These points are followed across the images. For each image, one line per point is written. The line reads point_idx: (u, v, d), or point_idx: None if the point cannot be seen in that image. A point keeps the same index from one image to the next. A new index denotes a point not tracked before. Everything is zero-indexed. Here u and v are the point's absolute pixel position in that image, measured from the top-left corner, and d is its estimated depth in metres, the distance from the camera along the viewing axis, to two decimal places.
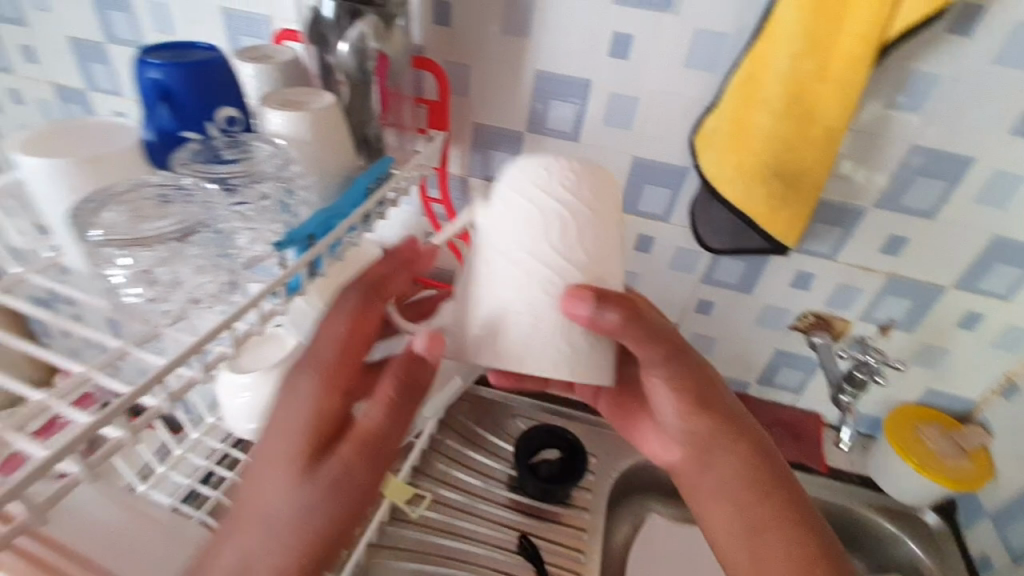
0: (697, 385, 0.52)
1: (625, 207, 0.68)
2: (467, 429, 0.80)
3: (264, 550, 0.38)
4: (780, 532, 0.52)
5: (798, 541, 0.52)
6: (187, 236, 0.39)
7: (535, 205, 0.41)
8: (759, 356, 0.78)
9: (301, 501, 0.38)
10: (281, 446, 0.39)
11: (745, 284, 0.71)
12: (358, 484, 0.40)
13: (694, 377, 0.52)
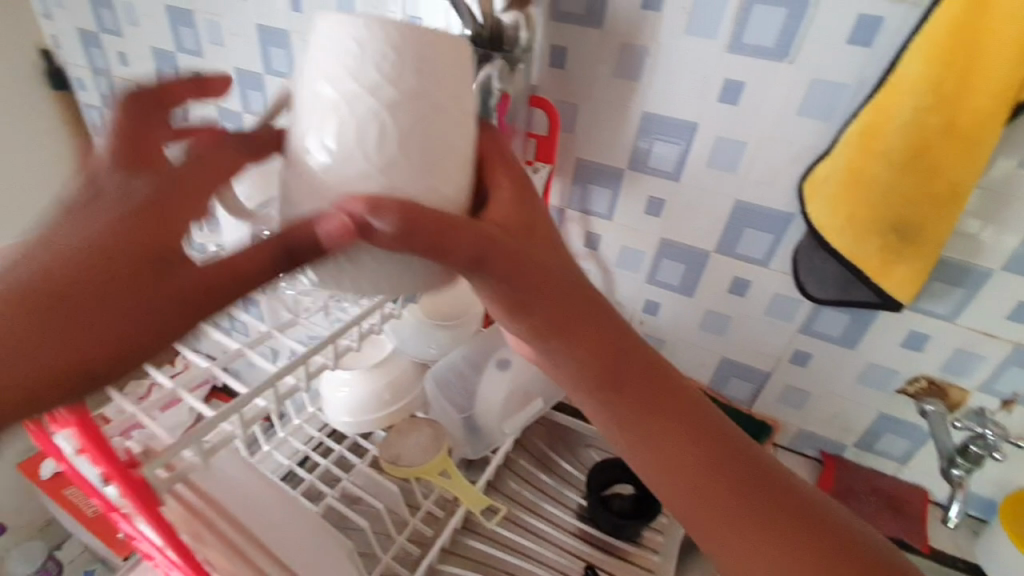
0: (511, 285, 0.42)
1: (721, 248, 0.68)
2: (542, 452, 0.82)
3: (45, 339, 0.32)
4: (656, 455, 0.47)
5: (677, 468, 0.46)
6: None
7: (353, 55, 0.35)
8: (857, 416, 0.74)
9: (106, 304, 0.32)
10: (100, 244, 0.33)
11: (847, 339, 0.68)
12: (149, 325, 0.33)
13: (512, 281, 0.41)
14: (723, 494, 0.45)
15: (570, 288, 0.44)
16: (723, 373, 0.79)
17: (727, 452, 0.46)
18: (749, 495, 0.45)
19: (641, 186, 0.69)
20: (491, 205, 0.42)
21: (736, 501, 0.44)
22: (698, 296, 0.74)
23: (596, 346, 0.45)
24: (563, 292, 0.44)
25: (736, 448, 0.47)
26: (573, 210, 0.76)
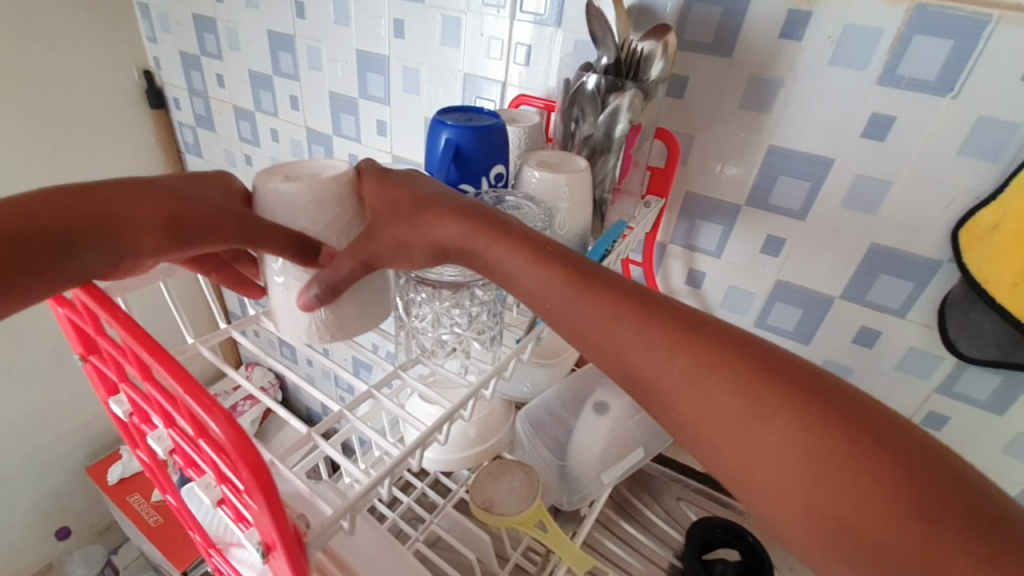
0: (401, 205, 0.42)
1: (848, 294, 0.63)
2: (629, 499, 0.76)
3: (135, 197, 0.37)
4: (616, 346, 0.36)
5: (656, 356, 0.35)
6: (474, 286, 0.48)
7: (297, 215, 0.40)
8: (997, 490, 0.65)
9: (182, 197, 0.38)
10: (198, 181, 0.41)
11: (994, 404, 0.60)
12: (171, 219, 0.37)
13: (400, 198, 0.42)
14: (665, 383, 0.34)
15: (433, 204, 0.42)
16: None
17: (630, 306, 0.36)
18: (672, 353, 0.34)
19: (758, 224, 0.65)
20: (382, 184, 0.43)
21: (651, 364, 0.35)
22: (813, 344, 0.68)
23: (469, 231, 0.41)
24: (425, 212, 0.42)
25: (647, 299, 0.37)
26: (675, 245, 0.72)
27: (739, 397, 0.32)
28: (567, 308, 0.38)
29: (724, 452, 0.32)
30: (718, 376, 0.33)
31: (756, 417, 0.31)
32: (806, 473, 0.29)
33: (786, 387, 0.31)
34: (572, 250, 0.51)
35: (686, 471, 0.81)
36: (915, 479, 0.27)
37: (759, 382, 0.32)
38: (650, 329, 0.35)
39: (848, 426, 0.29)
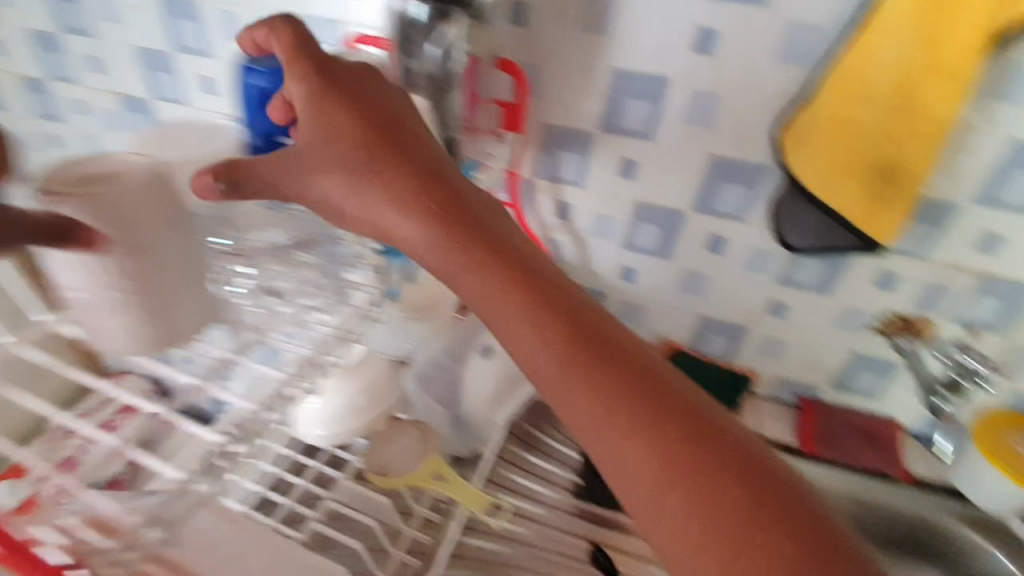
0: (344, 131, 0.43)
1: (698, 205, 0.67)
2: (530, 433, 0.78)
3: None
4: (534, 339, 0.41)
5: (571, 360, 0.40)
6: (299, 248, 0.52)
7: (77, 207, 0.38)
8: (832, 359, 0.76)
9: None
10: None
11: (824, 285, 0.69)
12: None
13: (349, 124, 0.43)
14: (577, 384, 0.40)
15: (381, 150, 0.44)
16: (702, 331, 0.79)
17: (553, 321, 0.41)
18: (584, 361, 0.40)
19: (613, 149, 0.66)
20: (331, 98, 0.43)
21: (569, 383, 0.40)
22: (675, 257, 0.73)
23: (399, 200, 0.43)
24: (360, 146, 0.43)
25: (574, 317, 0.42)
26: (540, 181, 0.71)
27: (638, 412, 0.39)
28: (492, 306, 0.42)
29: (605, 441, 0.39)
30: (625, 392, 0.39)
31: (646, 426, 0.38)
32: (684, 475, 0.37)
33: (673, 409, 0.39)
34: None
35: None
36: (753, 486, 0.37)
37: (657, 407, 0.39)
38: (569, 337, 0.41)
39: (715, 445, 0.38)
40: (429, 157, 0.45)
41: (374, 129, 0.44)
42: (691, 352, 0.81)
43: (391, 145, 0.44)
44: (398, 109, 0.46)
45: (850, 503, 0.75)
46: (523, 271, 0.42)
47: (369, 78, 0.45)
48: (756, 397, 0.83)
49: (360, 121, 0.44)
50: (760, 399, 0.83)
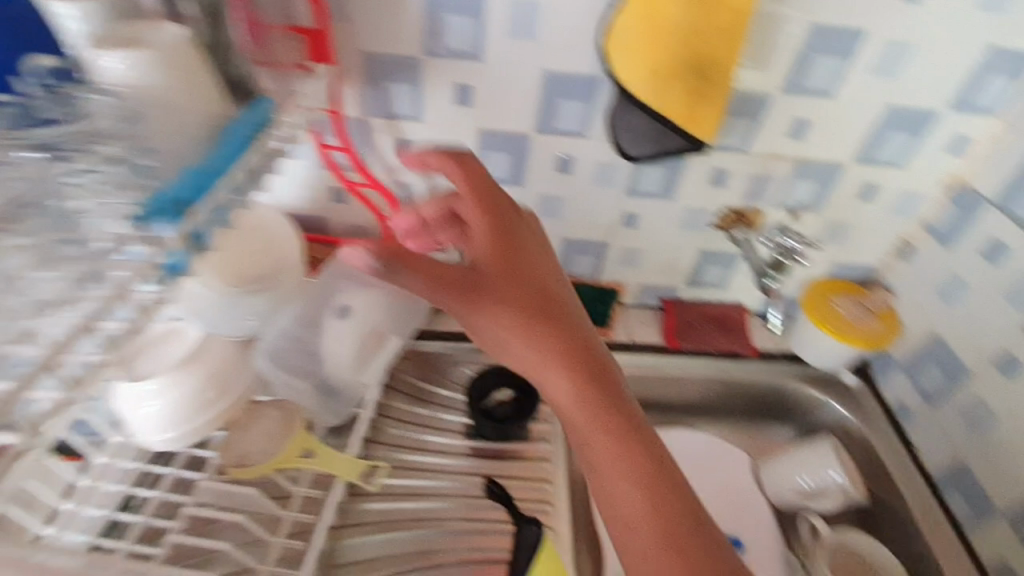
0: (498, 222, 0.59)
1: (539, 125, 0.65)
2: (414, 385, 0.76)
3: None
4: (558, 374, 0.55)
5: (574, 385, 0.54)
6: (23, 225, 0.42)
7: None
8: (685, 259, 0.81)
9: None
10: None
11: (667, 190, 0.72)
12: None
13: (499, 219, 0.59)
14: (585, 395, 0.54)
15: (517, 237, 0.59)
16: (567, 252, 0.80)
17: (587, 362, 0.55)
18: (587, 383, 0.54)
19: (442, 75, 0.61)
20: (486, 225, 0.59)
21: (573, 399, 0.54)
22: (528, 183, 0.71)
23: (497, 277, 0.57)
24: (511, 249, 0.58)
25: (591, 354, 0.56)
26: (374, 119, 0.66)
27: (620, 427, 0.53)
28: (522, 346, 0.55)
29: (591, 445, 0.53)
30: (608, 406, 0.54)
31: (624, 442, 0.53)
32: (642, 481, 0.52)
33: (641, 434, 0.54)
34: (202, 147, 0.43)
35: (458, 338, 0.78)
36: (681, 509, 0.51)
37: (625, 425, 0.54)
38: (581, 369, 0.55)
39: (661, 469, 0.53)
40: (511, 231, 0.59)
41: (495, 228, 0.59)
42: None
43: (524, 257, 0.58)
44: (529, 224, 0.61)
45: (712, 386, 0.84)
46: (564, 326, 0.56)
47: (494, 184, 0.61)
48: (626, 307, 0.88)
49: (498, 234, 0.59)
50: (629, 308, 0.88)
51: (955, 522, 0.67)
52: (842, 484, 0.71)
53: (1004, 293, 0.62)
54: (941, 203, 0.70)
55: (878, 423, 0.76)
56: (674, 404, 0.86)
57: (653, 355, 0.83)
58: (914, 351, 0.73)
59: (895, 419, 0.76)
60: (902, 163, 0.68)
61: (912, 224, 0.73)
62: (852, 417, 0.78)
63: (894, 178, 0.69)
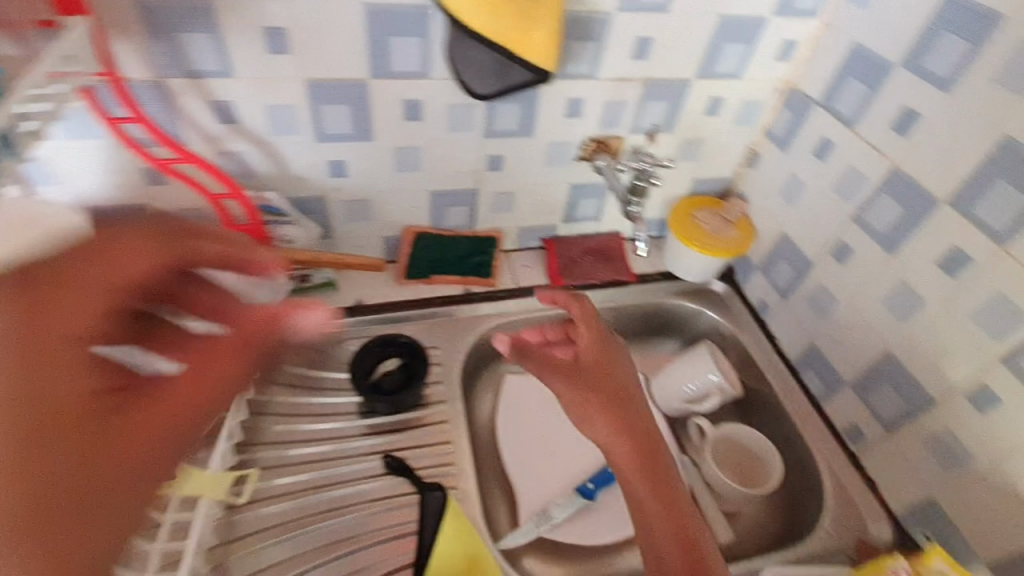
0: (600, 358, 0.58)
1: (374, 70, 0.59)
2: (296, 374, 0.70)
3: None
4: (611, 429, 0.52)
5: (628, 446, 0.52)
6: None
7: None
8: (557, 196, 0.80)
9: None
10: None
11: (526, 127, 0.69)
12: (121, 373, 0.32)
13: (599, 354, 0.58)
14: (633, 461, 0.51)
15: (612, 361, 0.58)
16: (437, 205, 0.76)
17: (645, 431, 0.53)
18: (638, 449, 0.52)
19: (244, 19, 0.52)
20: (617, 356, 0.59)
21: (628, 459, 0.52)
22: (377, 137, 0.65)
23: (573, 372, 0.56)
24: (586, 373, 0.56)
25: (654, 438, 0.53)
26: (174, 80, 0.55)
27: (661, 492, 0.50)
28: (581, 403, 0.54)
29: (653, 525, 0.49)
30: (661, 479, 0.50)
31: (672, 530, 0.48)
32: (677, 550, 0.47)
33: (682, 514, 0.49)
34: None
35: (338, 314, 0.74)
36: None
37: (674, 500, 0.50)
38: (642, 437, 0.52)
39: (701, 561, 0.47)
40: (615, 360, 0.58)
41: (598, 335, 0.60)
42: (436, 233, 0.79)
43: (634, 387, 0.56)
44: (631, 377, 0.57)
45: (599, 315, 0.85)
46: (620, 400, 0.54)
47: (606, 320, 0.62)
48: (507, 254, 0.86)
49: (598, 343, 0.59)
50: (511, 255, 0.86)
51: (813, 398, 0.74)
52: (720, 383, 0.77)
53: (831, 187, 0.67)
54: (778, 110, 0.74)
55: (746, 323, 0.83)
56: None
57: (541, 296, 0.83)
58: (767, 253, 0.79)
59: (758, 316, 0.83)
60: (739, 74, 0.70)
61: (755, 133, 0.77)
62: (724, 322, 0.84)
63: (734, 90, 0.71)
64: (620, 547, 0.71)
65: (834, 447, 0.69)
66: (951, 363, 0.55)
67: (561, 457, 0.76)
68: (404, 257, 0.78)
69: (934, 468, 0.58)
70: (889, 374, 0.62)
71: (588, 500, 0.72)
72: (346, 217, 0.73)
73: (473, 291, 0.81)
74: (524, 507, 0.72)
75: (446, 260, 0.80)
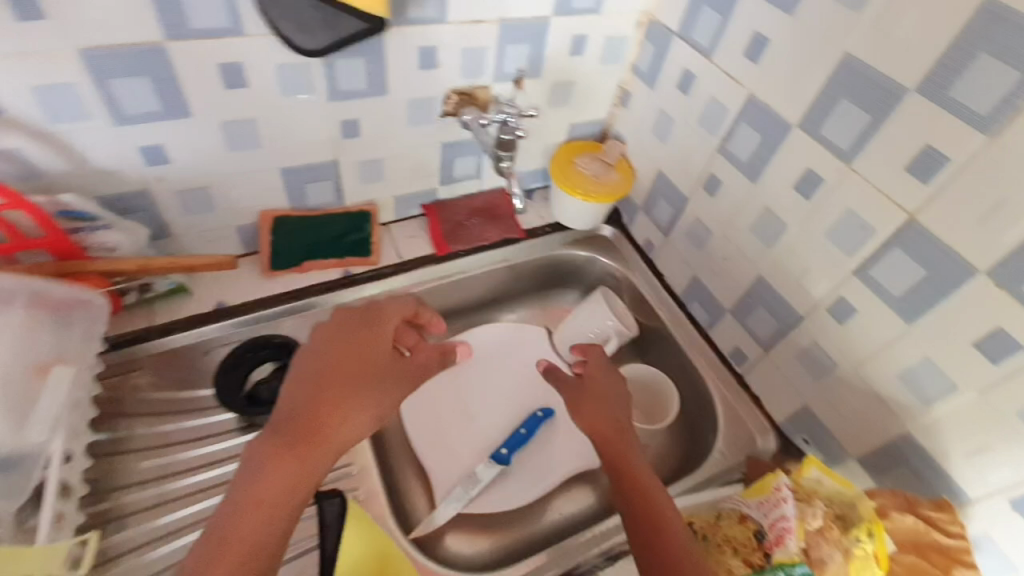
0: (598, 370, 0.65)
1: (169, 32, 0.48)
2: (162, 399, 0.63)
3: None
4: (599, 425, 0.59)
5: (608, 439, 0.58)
6: None
7: None
8: (428, 158, 0.74)
9: None
10: None
11: (377, 85, 0.62)
12: (373, 378, 0.52)
13: (596, 367, 0.66)
14: (611, 451, 0.57)
15: (606, 369, 0.66)
16: (292, 184, 0.67)
17: (615, 428, 0.58)
18: (614, 441, 0.57)
19: None
20: (609, 369, 0.66)
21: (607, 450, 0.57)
22: (196, 113, 0.55)
23: (580, 384, 0.64)
24: (593, 378, 0.64)
25: (623, 434, 0.58)
26: None
27: (627, 479, 0.54)
28: (577, 408, 0.62)
29: (661, 540, 0.48)
30: (628, 464, 0.55)
31: (638, 508, 0.51)
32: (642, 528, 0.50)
33: (645, 497, 0.52)
34: None
35: (194, 324, 0.65)
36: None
37: (639, 484, 0.53)
38: (617, 433, 0.58)
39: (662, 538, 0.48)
40: (607, 371, 0.65)
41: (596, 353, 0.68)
42: (299, 215, 0.70)
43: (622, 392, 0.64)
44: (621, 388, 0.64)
45: (494, 278, 0.82)
46: (607, 402, 0.61)
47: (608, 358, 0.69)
48: (386, 226, 0.80)
49: (601, 361, 0.67)
50: (391, 226, 0.80)
51: (701, 328, 0.76)
52: (618, 327, 0.78)
53: (696, 121, 0.66)
54: (641, 43, 0.72)
55: (636, 264, 0.83)
56: (466, 308, 0.84)
57: (431, 268, 0.77)
58: (647, 193, 0.79)
59: (646, 255, 0.84)
60: (598, 8, 0.66)
61: (622, 70, 0.75)
62: (616, 266, 0.84)
63: (595, 26, 0.68)
64: (540, 505, 0.71)
65: (724, 372, 0.73)
66: (813, 281, 0.58)
67: (469, 429, 0.75)
68: (266, 246, 0.70)
69: (807, 379, 0.62)
70: (763, 297, 0.65)
71: (503, 466, 0.71)
72: (183, 210, 0.63)
73: (354, 274, 0.74)
74: (439, 487, 0.70)
75: (316, 243, 0.72)
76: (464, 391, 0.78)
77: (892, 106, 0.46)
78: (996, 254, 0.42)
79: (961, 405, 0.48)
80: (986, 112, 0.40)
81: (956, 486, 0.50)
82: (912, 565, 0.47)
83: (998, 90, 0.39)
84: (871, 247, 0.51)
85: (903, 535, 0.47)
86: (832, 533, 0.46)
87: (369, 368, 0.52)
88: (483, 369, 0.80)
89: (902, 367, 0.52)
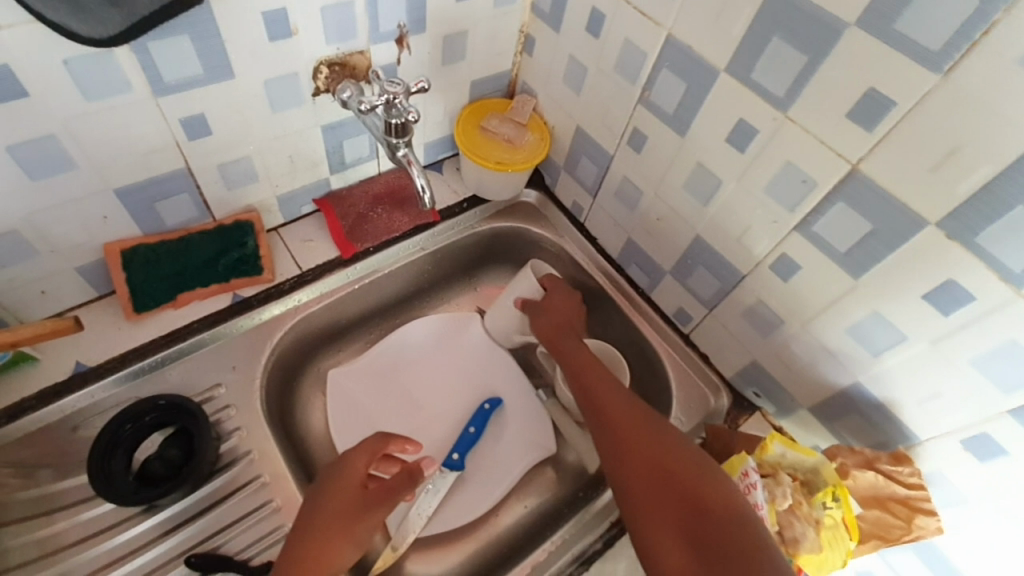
0: (560, 294, 0.70)
1: None
2: (39, 496, 0.51)
3: None
4: (568, 340, 0.65)
5: (576, 345, 0.64)
6: None
7: None
8: (308, 146, 0.62)
9: None
10: None
11: (216, 68, 0.48)
12: (353, 512, 0.51)
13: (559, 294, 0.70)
14: (573, 357, 0.63)
15: (567, 295, 0.70)
16: (136, 205, 0.54)
17: (573, 338, 0.65)
18: (578, 347, 0.64)
19: None
20: (566, 293, 0.70)
21: (572, 354, 0.63)
22: None
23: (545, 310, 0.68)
24: (556, 303, 0.69)
25: (578, 341, 0.65)
26: None
27: (591, 372, 0.60)
28: (550, 336, 0.66)
29: (620, 435, 0.52)
30: (588, 363, 0.62)
31: (594, 391, 0.58)
32: (600, 405, 0.56)
33: (600, 382, 0.59)
34: None
35: (50, 398, 0.53)
36: (626, 428, 0.52)
37: (598, 374, 0.60)
38: (577, 341, 0.65)
39: (616, 406, 0.55)
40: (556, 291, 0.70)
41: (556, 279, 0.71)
42: (155, 241, 0.57)
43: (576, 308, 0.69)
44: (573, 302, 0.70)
45: (416, 268, 0.73)
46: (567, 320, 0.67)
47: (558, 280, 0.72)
48: (274, 231, 0.68)
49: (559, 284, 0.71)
50: (280, 231, 0.68)
51: (641, 291, 0.72)
52: None
53: (611, 68, 0.58)
54: None
55: (566, 229, 0.77)
56: (388, 305, 0.74)
57: (340, 275, 0.67)
58: (567, 150, 0.71)
59: (575, 218, 0.77)
60: None
61: (520, 12, 0.64)
62: (545, 234, 0.77)
63: None
64: (503, 505, 0.67)
65: (669, 334, 0.70)
66: (754, 239, 0.54)
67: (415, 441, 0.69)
68: (121, 286, 0.57)
69: (755, 337, 0.60)
70: (702, 257, 0.61)
71: (456, 473, 0.66)
72: None
73: (247, 296, 0.63)
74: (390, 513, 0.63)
75: (189, 269, 0.60)
76: (404, 399, 0.71)
77: (829, 44, 0.40)
78: (947, 203, 0.39)
79: (911, 356, 0.47)
80: (938, 48, 0.35)
81: (910, 431, 0.50)
82: (875, 520, 0.51)
83: (953, 20, 0.34)
84: (813, 202, 0.47)
85: (865, 491, 0.51)
86: (802, 509, 0.48)
87: (348, 503, 0.51)
88: (418, 371, 0.73)
89: (849, 323, 0.50)
